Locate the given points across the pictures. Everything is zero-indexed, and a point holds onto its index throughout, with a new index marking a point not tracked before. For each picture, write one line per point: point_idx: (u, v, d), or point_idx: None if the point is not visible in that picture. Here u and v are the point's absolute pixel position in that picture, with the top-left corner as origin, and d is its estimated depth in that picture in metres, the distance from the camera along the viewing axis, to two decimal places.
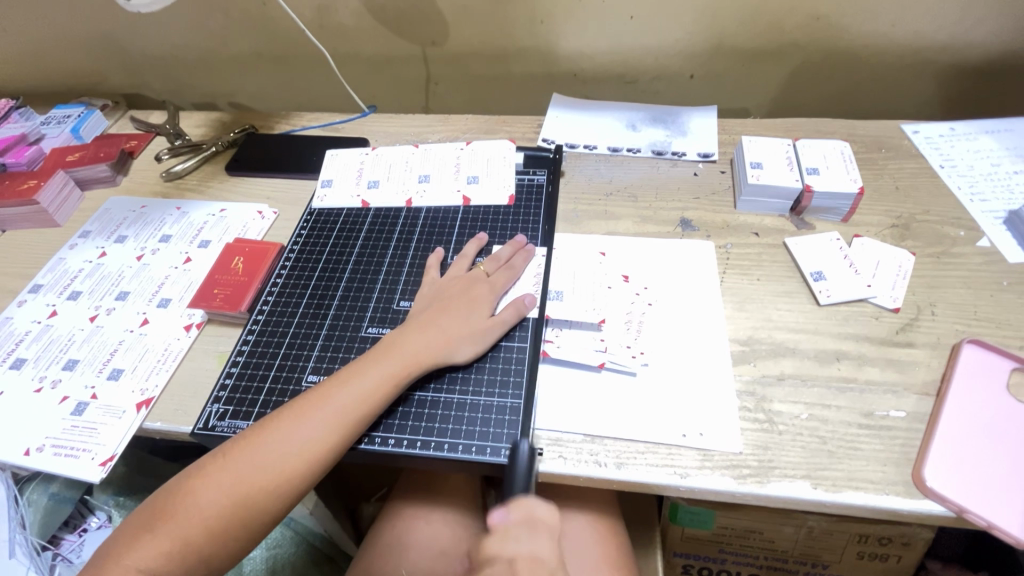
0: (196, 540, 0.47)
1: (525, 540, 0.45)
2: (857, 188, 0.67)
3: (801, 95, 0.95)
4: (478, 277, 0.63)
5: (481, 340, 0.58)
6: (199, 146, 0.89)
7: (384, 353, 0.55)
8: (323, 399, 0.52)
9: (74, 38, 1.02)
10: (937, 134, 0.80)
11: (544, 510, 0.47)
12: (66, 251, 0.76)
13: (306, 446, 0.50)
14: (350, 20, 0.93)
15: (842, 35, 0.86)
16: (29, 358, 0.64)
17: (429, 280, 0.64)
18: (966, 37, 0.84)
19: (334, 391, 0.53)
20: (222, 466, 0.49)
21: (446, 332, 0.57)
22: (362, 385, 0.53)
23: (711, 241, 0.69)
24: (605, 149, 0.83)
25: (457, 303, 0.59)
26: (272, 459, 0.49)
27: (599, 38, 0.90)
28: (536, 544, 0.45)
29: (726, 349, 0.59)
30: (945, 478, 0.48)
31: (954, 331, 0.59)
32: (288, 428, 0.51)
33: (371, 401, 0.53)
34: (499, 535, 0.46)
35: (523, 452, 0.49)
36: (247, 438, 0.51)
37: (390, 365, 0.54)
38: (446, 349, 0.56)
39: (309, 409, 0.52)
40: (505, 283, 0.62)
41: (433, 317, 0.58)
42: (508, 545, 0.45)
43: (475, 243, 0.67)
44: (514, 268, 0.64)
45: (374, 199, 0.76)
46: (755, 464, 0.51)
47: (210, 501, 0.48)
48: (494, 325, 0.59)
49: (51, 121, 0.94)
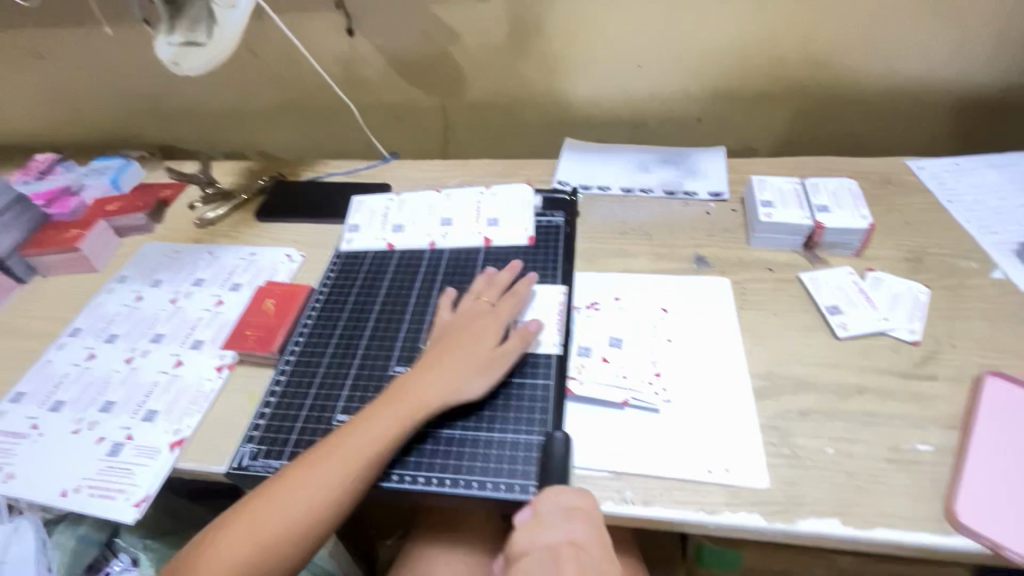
0: None
1: (560, 529, 0.45)
2: (867, 224, 0.69)
3: (805, 135, 0.98)
4: (483, 311, 0.64)
5: (486, 373, 0.58)
6: (231, 193, 0.94)
7: (393, 393, 0.57)
8: (342, 442, 0.53)
9: (116, 96, 1.09)
10: (942, 170, 0.82)
11: (568, 500, 0.47)
12: (104, 296, 0.80)
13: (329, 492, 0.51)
14: (375, 75, 0.99)
15: (842, 78, 0.90)
16: (67, 400, 0.67)
17: (440, 319, 0.65)
18: (962, 76, 0.88)
19: (351, 433, 0.54)
20: (245, 518, 0.50)
21: (453, 371, 0.58)
22: (377, 425, 0.54)
23: (726, 277, 0.71)
24: (618, 190, 0.86)
25: (462, 338, 0.61)
26: (296, 508, 0.51)
27: (609, 85, 0.95)
28: (571, 531, 0.45)
29: (747, 383, 0.59)
30: (977, 514, 0.48)
31: (975, 363, 0.59)
32: (308, 474, 0.52)
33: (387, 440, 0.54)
34: (526, 530, 0.46)
35: (558, 444, 0.54)
36: (270, 487, 0.52)
37: (401, 405, 0.55)
38: (452, 387, 0.57)
39: (329, 454, 0.53)
40: (509, 314, 0.64)
41: (439, 354, 0.59)
42: (540, 531, 0.45)
43: (483, 279, 0.69)
44: (515, 301, 0.65)
45: (399, 242, 0.79)
46: (784, 500, 0.51)
47: (239, 553, 0.49)
48: (498, 357, 0.59)
49: (92, 172, 1.00)
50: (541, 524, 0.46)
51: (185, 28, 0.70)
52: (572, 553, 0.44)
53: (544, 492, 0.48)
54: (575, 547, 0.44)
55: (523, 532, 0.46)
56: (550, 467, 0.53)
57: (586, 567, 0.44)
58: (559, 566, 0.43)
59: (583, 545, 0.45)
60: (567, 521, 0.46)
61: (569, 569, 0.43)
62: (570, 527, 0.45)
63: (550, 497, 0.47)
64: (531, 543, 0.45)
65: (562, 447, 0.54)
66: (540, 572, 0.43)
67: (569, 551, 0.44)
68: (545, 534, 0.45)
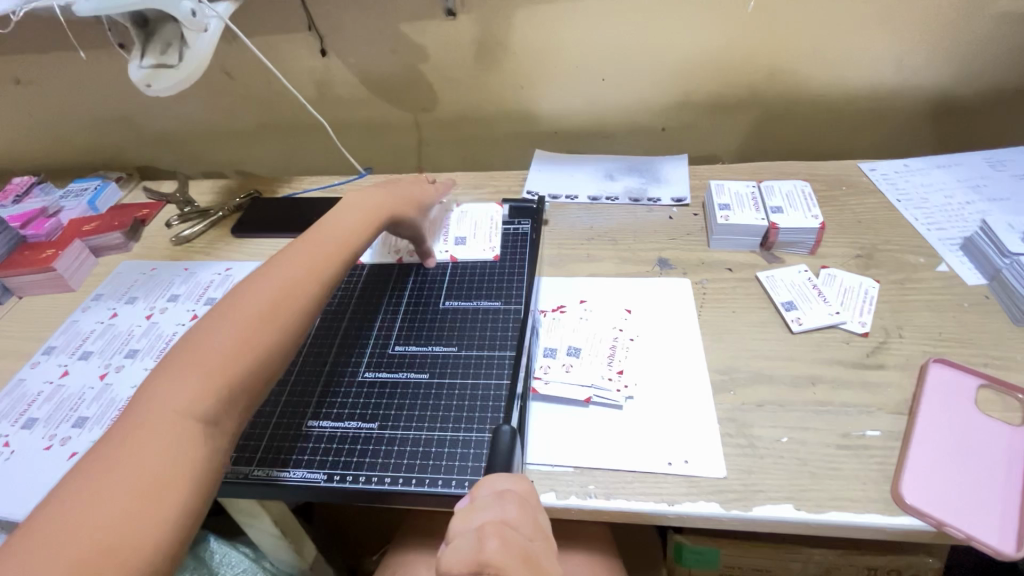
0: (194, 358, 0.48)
1: (491, 508, 0.42)
2: (818, 223, 0.72)
3: (765, 141, 1.02)
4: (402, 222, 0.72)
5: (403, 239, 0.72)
6: (207, 211, 0.95)
7: (297, 250, 0.60)
8: (248, 296, 0.54)
9: (94, 119, 1.11)
10: (892, 171, 0.86)
11: (502, 487, 0.45)
12: (79, 314, 0.80)
13: (262, 314, 0.52)
14: (348, 93, 1.02)
15: (795, 87, 0.94)
16: (40, 418, 0.67)
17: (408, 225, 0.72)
18: (908, 82, 0.92)
19: (255, 289, 0.54)
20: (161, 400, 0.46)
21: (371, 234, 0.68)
22: (279, 277, 0.56)
23: (688, 277, 0.74)
24: (585, 198, 0.89)
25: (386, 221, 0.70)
26: (241, 351, 0.50)
27: (575, 99, 0.98)
28: (502, 510, 0.42)
29: (706, 378, 0.62)
30: (922, 494, 0.50)
31: (921, 352, 0.62)
32: (230, 321, 0.51)
33: (310, 276, 0.58)
34: (462, 514, 0.43)
35: (505, 436, 0.52)
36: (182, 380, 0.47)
37: (308, 255, 0.60)
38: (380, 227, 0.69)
39: (243, 307, 0.52)
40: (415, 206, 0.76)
41: (318, 228, 0.64)
42: (472, 514, 0.42)
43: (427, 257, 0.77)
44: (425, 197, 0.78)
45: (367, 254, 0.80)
46: (740, 488, 0.52)
47: (191, 387, 0.46)
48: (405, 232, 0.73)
49: (69, 194, 1.01)
50: (475, 509, 0.43)
51: (157, 51, 0.72)
52: (500, 527, 0.40)
53: (480, 482, 0.46)
54: (505, 524, 0.41)
55: (458, 518, 0.43)
56: (494, 458, 0.51)
57: (515, 538, 0.39)
58: (485, 539, 0.39)
59: (514, 524, 0.41)
60: (500, 503, 0.43)
61: (495, 540, 0.38)
62: (503, 507, 0.42)
63: (488, 484, 0.45)
64: (463, 526, 0.41)
65: (509, 440, 0.51)
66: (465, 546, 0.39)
67: (500, 525, 0.40)
68: (477, 517, 0.42)
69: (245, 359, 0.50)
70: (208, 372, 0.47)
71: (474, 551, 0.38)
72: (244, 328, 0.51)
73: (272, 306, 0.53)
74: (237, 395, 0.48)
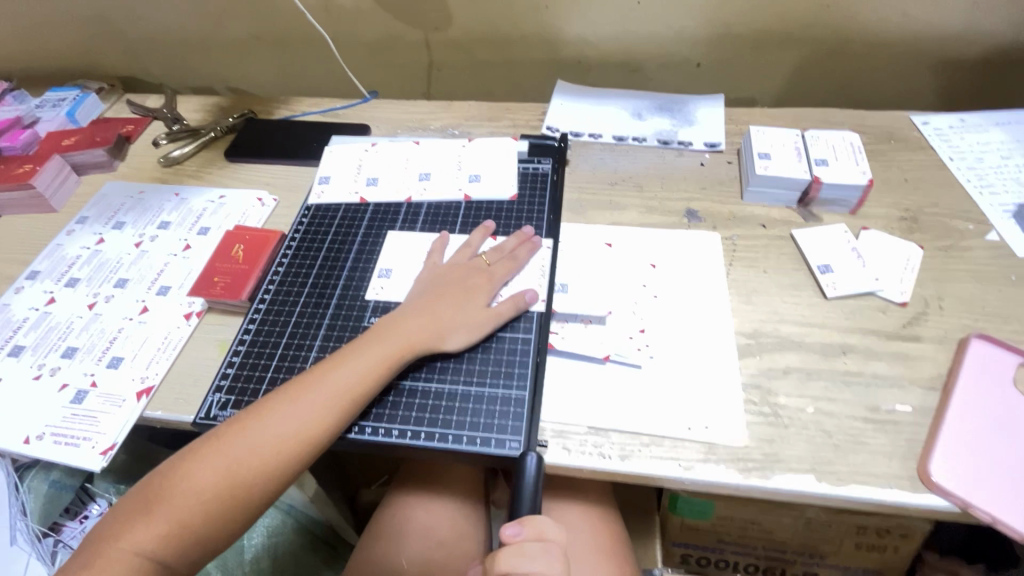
0: (227, 449, 0.48)
1: (538, 558, 0.45)
2: (866, 180, 0.67)
3: (807, 85, 0.94)
4: (477, 268, 0.62)
5: (472, 331, 0.57)
6: (198, 130, 0.88)
7: (362, 348, 0.54)
8: (292, 400, 0.51)
9: (69, 19, 1.00)
10: (947, 126, 0.79)
11: (551, 531, 0.47)
12: (64, 237, 0.75)
13: (264, 453, 0.49)
14: (352, 4, 0.91)
15: (852, 23, 0.84)
16: (28, 345, 0.64)
17: (470, 282, 0.60)
18: (976, 27, 0.83)
19: (304, 391, 0.51)
20: (195, 466, 0.48)
21: (439, 318, 0.57)
22: (333, 384, 0.52)
23: (717, 232, 0.69)
24: (610, 138, 0.82)
25: (455, 291, 0.59)
26: (260, 461, 0.49)
27: (605, 24, 0.88)
28: (548, 562, 0.45)
29: (731, 341, 0.58)
30: (951, 475, 0.48)
31: (961, 326, 0.58)
32: (267, 423, 0.50)
33: (354, 394, 0.52)
34: (511, 551, 0.45)
35: (531, 466, 0.48)
36: (209, 453, 0.48)
37: (367, 360, 0.53)
38: (437, 334, 0.56)
39: (283, 410, 0.50)
40: (506, 274, 0.62)
41: (403, 314, 0.57)
42: (521, 560, 0.45)
43: (515, 301, 0.59)
44: (517, 259, 0.63)
45: (445, 248, 0.66)
46: (760, 457, 0.50)
47: (205, 487, 0.47)
48: (489, 317, 0.58)
49: (47, 104, 0.93)
50: (523, 553, 0.45)
51: None
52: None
53: (529, 513, 0.47)
54: None
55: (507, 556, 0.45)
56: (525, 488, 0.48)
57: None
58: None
59: None
60: (547, 554, 0.45)
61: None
62: (549, 560, 0.45)
63: (537, 522, 0.46)
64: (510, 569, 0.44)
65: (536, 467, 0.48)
66: None
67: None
68: (525, 566, 0.44)
69: (251, 474, 0.48)
70: (219, 481, 0.47)
71: None
72: (266, 445, 0.49)
73: (301, 430, 0.50)
74: (239, 503, 0.48)
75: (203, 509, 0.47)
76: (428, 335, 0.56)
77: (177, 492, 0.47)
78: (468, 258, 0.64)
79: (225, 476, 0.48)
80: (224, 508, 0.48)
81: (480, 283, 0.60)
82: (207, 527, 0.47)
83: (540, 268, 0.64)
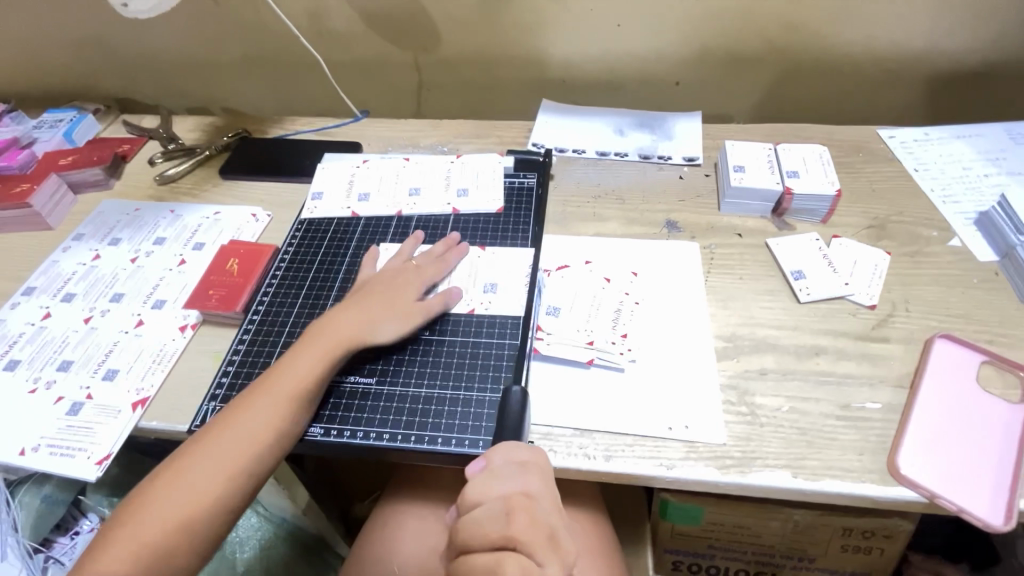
0: (209, 451, 0.51)
1: (512, 479, 0.43)
2: (835, 190, 0.70)
3: (781, 101, 0.98)
4: (405, 269, 0.65)
5: (403, 324, 0.60)
6: (193, 149, 0.90)
7: (354, 354, 0.57)
8: (256, 403, 0.53)
9: (67, 44, 1.03)
10: (911, 139, 0.83)
11: (521, 457, 0.46)
12: (59, 254, 0.77)
13: (244, 452, 0.51)
14: (344, 27, 0.95)
15: (819, 43, 0.89)
16: (23, 360, 0.65)
17: (399, 283, 0.63)
18: (936, 45, 0.88)
19: (298, 395, 0.54)
20: (180, 470, 0.50)
21: (369, 314, 0.59)
22: (293, 384, 0.54)
23: (696, 241, 0.72)
24: (593, 153, 0.85)
25: (380, 291, 0.61)
26: (241, 460, 0.51)
27: (587, 45, 0.92)
28: (524, 482, 0.43)
29: (710, 345, 0.61)
30: (919, 468, 0.50)
31: (928, 327, 0.61)
32: (264, 425, 0.52)
33: (317, 390, 0.55)
34: (481, 481, 0.43)
35: (515, 398, 0.52)
36: (192, 457, 0.50)
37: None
38: (370, 328, 0.59)
39: (251, 412, 0.53)
40: (435, 274, 0.65)
41: (334, 316, 0.60)
42: (495, 483, 0.43)
43: (439, 298, 0.62)
44: (444, 261, 0.66)
45: (377, 259, 0.69)
46: (738, 454, 0.53)
47: (194, 488, 0.49)
48: (416, 311, 0.61)
49: (43, 125, 0.95)
50: (496, 476, 0.44)
51: None
52: (526, 502, 0.42)
53: (497, 446, 0.47)
54: (532, 500, 0.42)
55: (476, 484, 0.43)
56: (506, 423, 0.52)
57: (540, 516, 0.41)
58: (513, 517, 0.41)
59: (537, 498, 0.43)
60: (521, 474, 0.44)
61: (523, 517, 0.41)
62: (525, 479, 0.44)
63: (504, 452, 0.46)
64: (484, 493, 0.43)
65: (519, 403, 0.52)
66: (494, 522, 0.40)
67: (523, 499, 0.42)
68: (500, 485, 0.43)
69: (236, 472, 0.50)
70: (207, 480, 0.49)
71: (502, 525, 0.40)
72: (244, 445, 0.51)
73: (277, 427, 0.52)
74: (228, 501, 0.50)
75: (194, 508, 0.49)
76: (365, 333, 0.58)
77: (164, 496, 0.49)
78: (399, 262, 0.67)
79: (223, 475, 0.50)
80: (213, 505, 0.49)
81: (411, 284, 0.63)
82: (203, 525, 0.49)
83: (523, 277, 0.67)
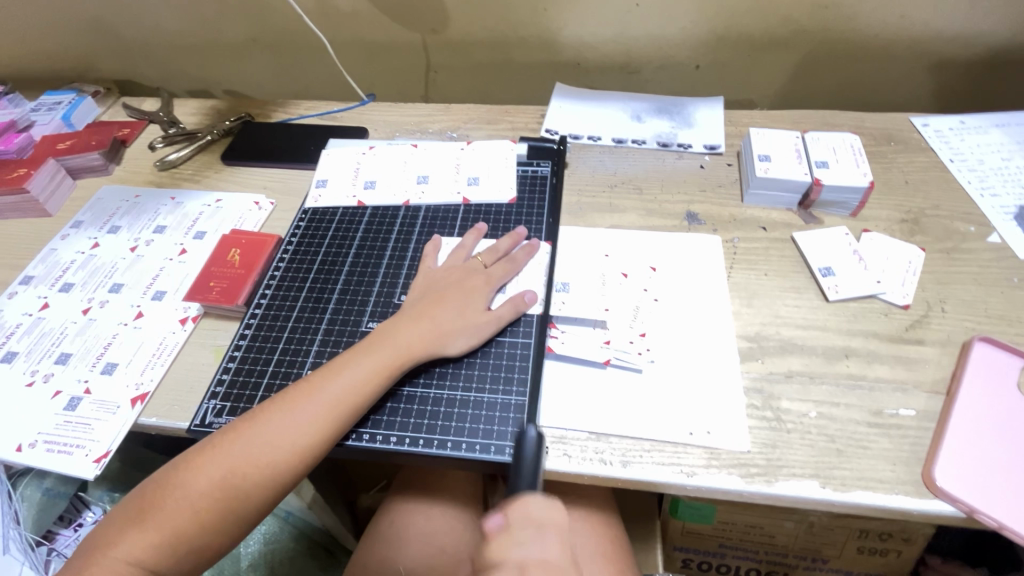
0: (224, 456, 0.48)
1: (531, 544, 0.40)
2: (868, 182, 0.66)
3: (806, 86, 0.93)
4: (475, 271, 0.62)
5: (474, 335, 0.57)
6: (194, 134, 0.87)
7: (360, 356, 0.54)
8: (287, 409, 0.50)
9: (65, 23, 0.99)
10: (947, 127, 0.79)
11: (541, 515, 0.43)
12: (58, 242, 0.74)
13: (260, 463, 0.48)
14: (350, 7, 0.91)
15: (851, 24, 0.84)
16: (21, 352, 0.63)
17: (469, 285, 0.60)
18: (977, 27, 0.83)
19: (301, 399, 0.51)
20: (191, 471, 0.47)
21: (438, 323, 0.56)
22: (328, 394, 0.51)
23: (717, 234, 0.68)
24: (609, 140, 0.81)
25: (453, 295, 0.58)
26: (254, 472, 0.48)
27: (604, 26, 0.87)
28: (542, 546, 0.40)
29: (733, 345, 0.58)
30: (957, 480, 0.48)
31: (964, 328, 0.58)
32: (264, 431, 0.49)
33: (350, 403, 0.51)
34: (498, 543, 0.40)
35: (531, 443, 0.49)
36: (206, 459, 0.48)
37: (366, 365, 0.53)
38: (439, 340, 0.56)
39: (278, 418, 0.50)
40: (505, 276, 0.61)
41: (392, 321, 0.57)
42: (513, 546, 0.40)
43: (511, 302, 0.58)
44: (514, 262, 0.62)
45: (438, 252, 0.66)
46: (763, 462, 0.50)
47: (200, 494, 0.46)
48: (489, 320, 0.58)
49: (42, 108, 0.92)
50: (514, 540, 0.40)
51: None
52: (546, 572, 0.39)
53: (514, 501, 0.44)
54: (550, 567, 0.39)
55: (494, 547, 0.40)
56: (523, 457, 0.48)
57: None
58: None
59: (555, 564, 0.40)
60: (540, 538, 0.41)
61: None
62: (544, 544, 0.41)
63: (522, 508, 0.43)
64: (503, 557, 0.39)
65: (533, 450, 0.49)
66: None
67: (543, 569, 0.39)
68: (518, 551, 0.40)
69: (246, 483, 0.47)
70: (215, 490, 0.47)
71: None
72: (262, 454, 0.48)
73: (299, 440, 0.49)
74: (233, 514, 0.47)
75: (197, 516, 0.46)
76: (417, 343, 0.55)
77: (172, 499, 0.46)
78: (465, 260, 0.64)
79: (220, 485, 0.47)
80: (218, 517, 0.47)
81: (483, 288, 0.60)
82: (201, 536, 0.46)
83: (536, 271, 0.63)
